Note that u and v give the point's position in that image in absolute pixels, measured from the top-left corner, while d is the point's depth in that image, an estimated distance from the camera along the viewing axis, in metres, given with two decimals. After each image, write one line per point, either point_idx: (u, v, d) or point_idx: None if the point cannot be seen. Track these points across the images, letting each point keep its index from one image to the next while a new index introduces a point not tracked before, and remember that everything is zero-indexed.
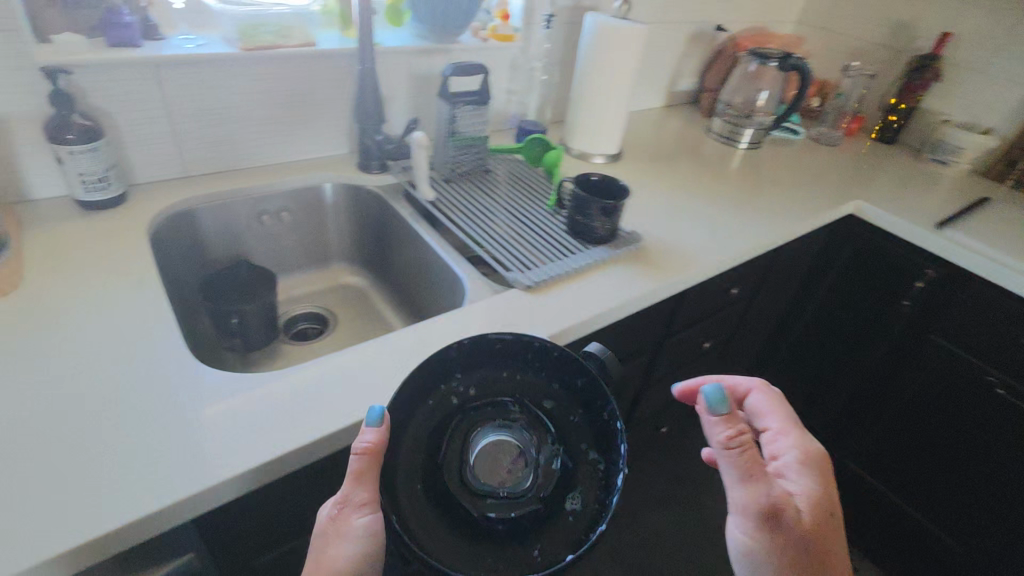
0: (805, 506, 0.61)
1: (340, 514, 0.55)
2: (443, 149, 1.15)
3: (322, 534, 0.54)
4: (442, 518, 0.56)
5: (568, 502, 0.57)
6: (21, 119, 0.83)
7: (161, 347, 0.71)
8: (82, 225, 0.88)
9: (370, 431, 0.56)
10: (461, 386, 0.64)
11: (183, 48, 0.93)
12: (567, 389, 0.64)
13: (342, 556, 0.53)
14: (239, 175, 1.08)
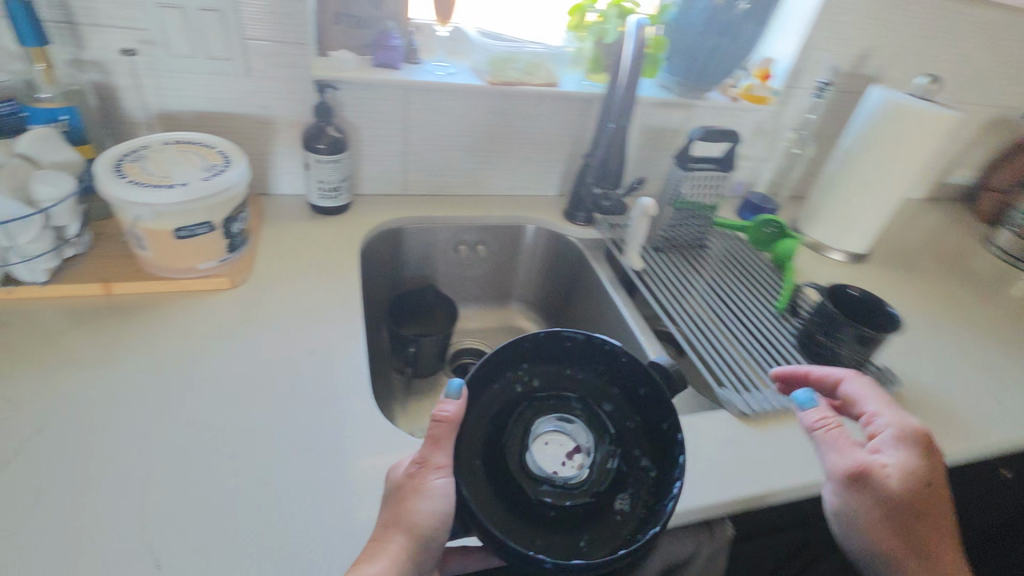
0: (900, 477, 0.57)
1: (418, 473, 0.52)
2: (664, 212, 1.02)
3: (399, 490, 0.51)
4: (498, 496, 0.53)
5: (617, 501, 0.54)
6: (286, 123, 0.90)
7: (346, 379, 0.68)
8: (308, 228, 0.93)
9: (451, 403, 0.54)
10: (525, 377, 0.62)
11: (433, 74, 0.93)
12: (627, 398, 0.61)
13: (425, 514, 0.50)
14: (450, 202, 1.07)
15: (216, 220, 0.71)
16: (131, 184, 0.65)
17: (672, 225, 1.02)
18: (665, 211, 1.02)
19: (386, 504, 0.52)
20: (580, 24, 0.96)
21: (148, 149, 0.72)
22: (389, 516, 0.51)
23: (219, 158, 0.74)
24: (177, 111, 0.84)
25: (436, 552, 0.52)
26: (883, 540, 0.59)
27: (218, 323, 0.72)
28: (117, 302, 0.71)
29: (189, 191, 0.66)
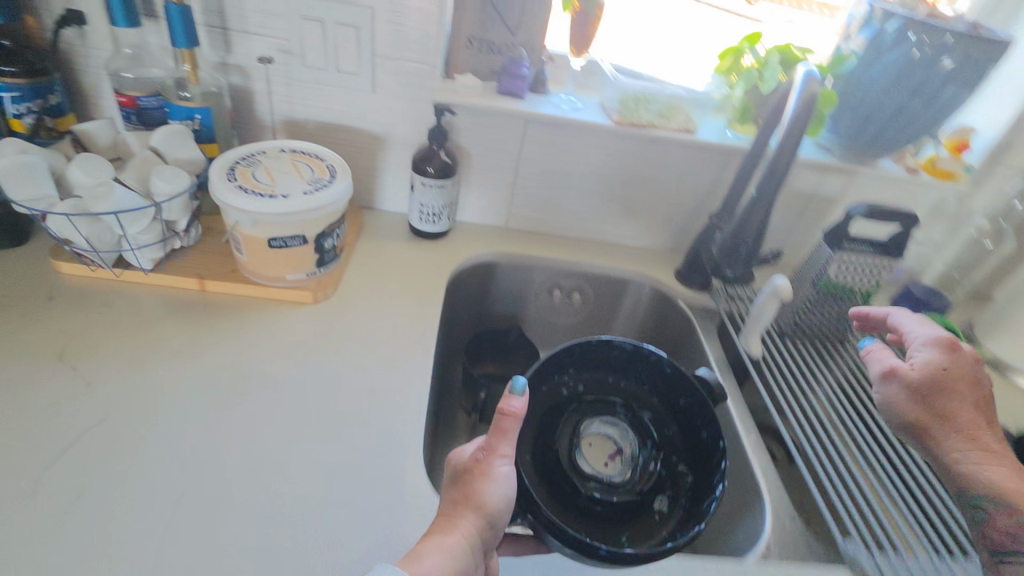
0: (924, 375, 0.61)
1: (483, 461, 0.56)
2: (798, 293, 0.86)
3: (467, 476, 0.56)
4: (555, 490, 0.74)
5: (655, 503, 0.75)
6: (400, 142, 0.88)
7: (399, 427, 0.63)
8: (402, 250, 0.90)
9: (515, 401, 0.56)
10: (569, 382, 0.84)
11: (558, 108, 0.87)
12: (668, 411, 0.83)
13: (494, 496, 0.55)
14: (552, 242, 0.99)
15: (309, 235, 0.70)
16: (237, 188, 0.66)
17: (806, 308, 0.86)
18: (798, 291, 0.85)
19: (450, 487, 0.56)
20: (732, 67, 0.85)
21: (264, 155, 0.73)
22: (457, 496, 0.55)
23: (325, 173, 0.73)
24: (302, 119, 0.86)
25: (500, 537, 0.56)
26: (961, 453, 0.58)
27: (292, 338, 0.71)
28: (205, 299, 0.73)
29: (287, 204, 0.66)
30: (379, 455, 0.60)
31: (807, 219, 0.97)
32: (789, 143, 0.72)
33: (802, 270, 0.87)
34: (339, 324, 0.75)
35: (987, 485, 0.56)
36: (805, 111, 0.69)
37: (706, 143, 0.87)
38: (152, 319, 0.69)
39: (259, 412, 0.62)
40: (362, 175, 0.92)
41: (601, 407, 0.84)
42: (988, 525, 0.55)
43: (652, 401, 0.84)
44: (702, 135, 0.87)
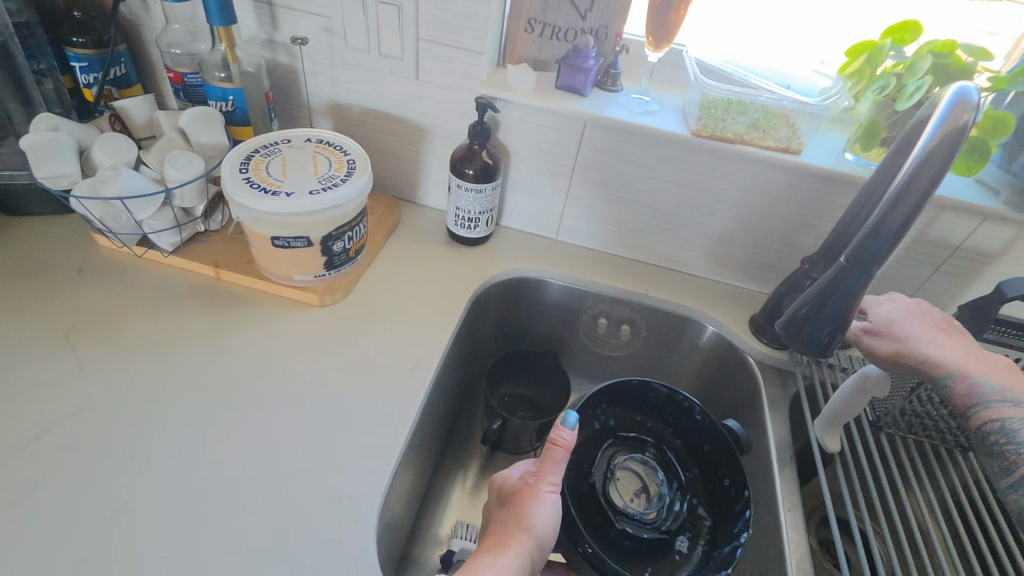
0: (901, 313, 0.60)
1: (533, 483, 0.61)
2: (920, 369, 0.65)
3: (518, 496, 0.60)
4: (589, 523, 0.66)
5: (679, 542, 0.68)
6: (444, 136, 0.80)
7: (367, 471, 0.59)
8: (434, 255, 0.83)
9: (566, 433, 0.60)
10: (601, 415, 0.75)
11: (627, 110, 0.72)
12: (690, 453, 0.75)
13: (541, 521, 0.58)
14: (606, 262, 0.86)
15: (314, 236, 0.65)
16: (244, 182, 0.62)
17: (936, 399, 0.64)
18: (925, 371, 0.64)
19: (502, 510, 0.60)
20: (863, 71, 0.65)
21: (286, 145, 0.69)
22: (508, 516, 0.59)
23: (342, 169, 0.66)
24: (345, 104, 0.80)
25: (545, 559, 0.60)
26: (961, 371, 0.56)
27: (293, 346, 0.69)
28: (216, 289, 0.73)
29: (289, 204, 0.61)
30: (340, 496, 0.57)
31: (944, 275, 0.75)
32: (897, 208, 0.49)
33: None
34: (344, 335, 0.71)
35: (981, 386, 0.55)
36: (931, 163, 0.46)
37: (809, 167, 0.68)
38: (168, 305, 0.70)
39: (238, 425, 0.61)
40: (405, 168, 0.86)
41: (634, 438, 0.75)
42: (985, 409, 0.53)
43: (681, 445, 0.75)
44: (807, 157, 0.68)
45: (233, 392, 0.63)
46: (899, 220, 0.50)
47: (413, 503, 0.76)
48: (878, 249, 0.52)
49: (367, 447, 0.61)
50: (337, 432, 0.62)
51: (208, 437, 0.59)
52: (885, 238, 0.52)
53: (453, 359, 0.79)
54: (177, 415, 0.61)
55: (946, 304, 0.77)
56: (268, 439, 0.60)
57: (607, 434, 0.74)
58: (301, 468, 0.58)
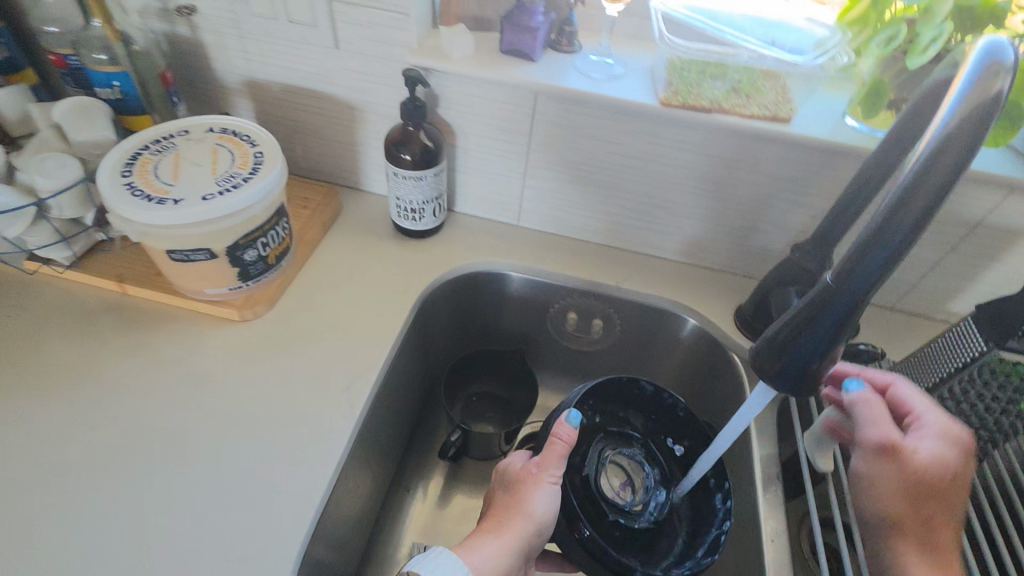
0: (926, 454, 0.47)
1: (535, 470, 0.53)
2: (947, 363, 0.54)
3: (519, 481, 0.53)
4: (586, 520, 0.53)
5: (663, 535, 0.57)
6: (379, 114, 0.69)
7: (286, 515, 0.52)
8: (378, 250, 0.73)
9: (567, 429, 0.53)
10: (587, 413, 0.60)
11: (586, 77, 0.61)
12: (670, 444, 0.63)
13: (541, 511, 0.51)
14: (573, 250, 0.76)
15: (217, 248, 0.56)
16: (126, 187, 0.53)
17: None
18: (955, 369, 0.53)
19: (496, 506, 0.53)
20: (868, 17, 0.54)
21: (183, 140, 0.59)
22: (502, 511, 0.52)
23: (246, 165, 0.57)
24: (264, 81, 0.69)
25: (537, 550, 0.53)
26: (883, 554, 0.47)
27: (211, 369, 0.61)
28: (124, 304, 0.65)
29: (175, 215, 0.52)
30: (254, 546, 0.50)
31: (960, 256, 0.64)
32: (905, 205, 0.31)
33: (949, 338, 0.55)
34: (270, 350, 0.63)
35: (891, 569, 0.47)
36: (948, 151, 0.30)
37: (802, 138, 0.57)
38: (69, 328, 0.62)
39: (141, 465, 0.53)
40: (342, 151, 0.75)
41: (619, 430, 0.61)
42: None
43: (661, 435, 0.63)
44: (800, 126, 0.57)
45: (140, 425, 0.56)
46: (908, 226, 0.32)
47: (367, 525, 0.69)
48: (873, 270, 0.33)
49: (290, 486, 0.53)
50: (256, 468, 0.54)
51: (108, 481, 0.52)
52: (885, 253, 0.33)
53: (403, 368, 0.71)
54: (73, 457, 0.53)
55: (962, 288, 0.67)
56: (176, 481, 0.53)
57: (594, 428, 0.60)
58: (212, 513, 0.51)
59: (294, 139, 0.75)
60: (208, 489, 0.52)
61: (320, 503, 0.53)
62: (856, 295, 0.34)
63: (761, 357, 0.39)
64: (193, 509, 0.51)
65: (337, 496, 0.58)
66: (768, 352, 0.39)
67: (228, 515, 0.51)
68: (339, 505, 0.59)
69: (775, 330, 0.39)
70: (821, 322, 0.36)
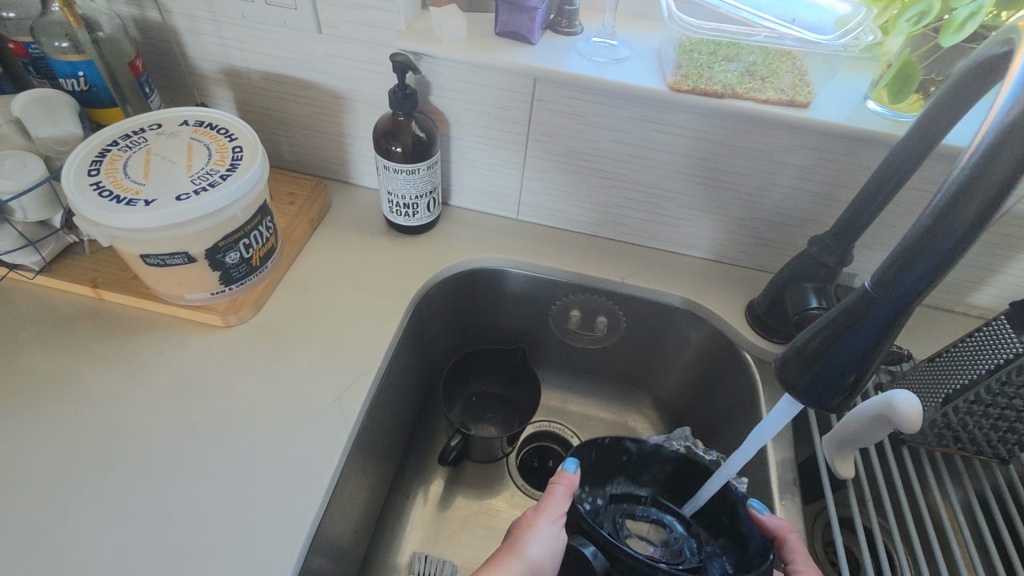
0: None
1: (534, 512, 0.49)
2: (976, 365, 0.51)
3: (516, 525, 0.49)
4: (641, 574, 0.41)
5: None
6: (367, 103, 0.65)
7: (274, 534, 0.47)
8: (370, 247, 0.70)
9: (562, 475, 0.50)
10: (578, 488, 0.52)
11: (588, 60, 0.57)
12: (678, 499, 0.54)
13: (535, 554, 0.46)
14: (575, 243, 0.73)
15: (195, 251, 0.52)
16: (92, 188, 0.49)
17: (987, 407, 0.51)
18: (986, 372, 0.50)
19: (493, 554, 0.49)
20: None
21: (155, 135, 0.55)
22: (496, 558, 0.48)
23: (223, 161, 0.53)
24: (243, 69, 0.65)
25: None
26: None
27: (193, 376, 0.57)
28: (99, 310, 0.61)
29: (144, 216, 0.48)
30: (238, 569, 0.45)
31: (985, 247, 0.61)
32: (960, 203, 0.29)
33: (977, 338, 0.52)
34: (255, 356, 0.59)
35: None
36: (1012, 142, 0.27)
37: (819, 124, 0.53)
38: (40, 335, 0.58)
39: (116, 481, 0.49)
40: (328, 143, 0.71)
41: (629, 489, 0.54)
42: None
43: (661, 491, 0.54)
44: (818, 111, 0.54)
45: (114, 440, 0.52)
46: (962, 226, 0.29)
47: (366, 533, 0.66)
48: (919, 276, 0.31)
49: (279, 500, 0.49)
50: (242, 483, 0.50)
51: (80, 499, 0.48)
52: (933, 257, 0.30)
53: (399, 372, 0.68)
54: (40, 476, 0.49)
55: (985, 279, 0.64)
56: (155, 497, 0.49)
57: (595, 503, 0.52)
58: (193, 533, 0.47)
59: (278, 131, 0.71)
60: (187, 507, 0.48)
61: (314, 517, 0.49)
62: (899, 302, 0.31)
63: (788, 367, 0.36)
64: (173, 529, 0.47)
65: (332, 510, 0.54)
66: (797, 362, 0.36)
67: (211, 534, 0.47)
68: (334, 519, 0.55)
69: (805, 341, 0.36)
70: (857, 330, 0.33)
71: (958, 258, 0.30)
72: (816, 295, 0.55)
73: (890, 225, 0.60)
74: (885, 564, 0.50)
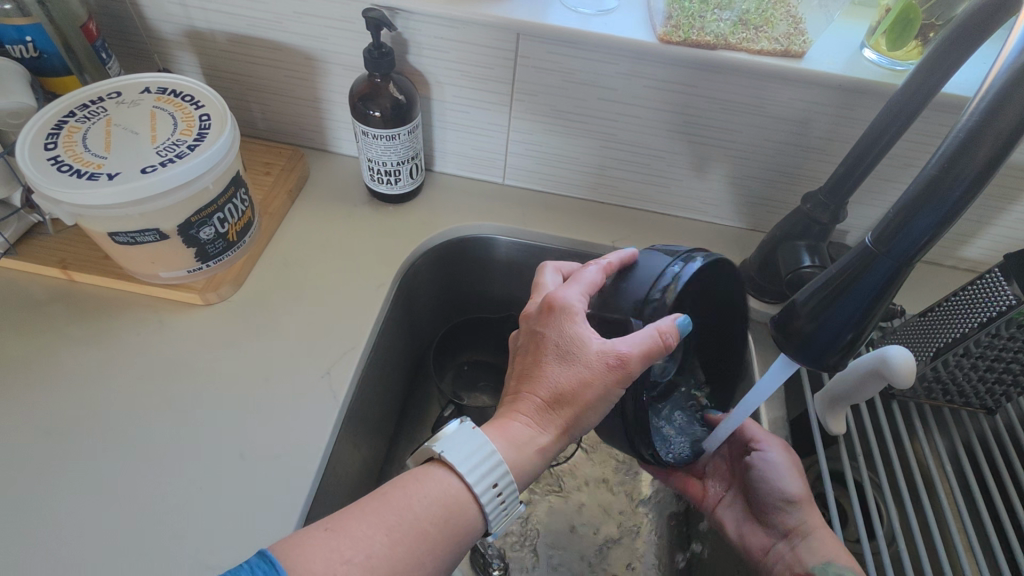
0: (784, 473, 0.54)
1: (601, 370, 0.43)
2: (968, 319, 0.51)
3: (564, 364, 0.44)
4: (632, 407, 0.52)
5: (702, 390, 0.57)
6: (342, 65, 0.61)
7: (268, 512, 0.47)
8: (351, 218, 0.67)
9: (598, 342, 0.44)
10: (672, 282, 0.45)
11: (573, 12, 0.54)
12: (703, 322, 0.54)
13: (560, 402, 0.44)
14: (563, 207, 0.71)
15: (166, 227, 0.50)
16: (49, 163, 0.46)
17: (977, 358, 0.51)
18: (978, 325, 0.50)
19: (525, 402, 0.45)
20: None
21: (115, 103, 0.51)
22: (534, 418, 0.44)
23: (190, 131, 0.50)
24: (207, 30, 0.61)
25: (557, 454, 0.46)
26: (792, 517, 0.53)
27: (174, 356, 0.55)
28: (71, 292, 0.58)
29: (105, 190, 0.45)
30: (230, 547, 0.45)
31: (981, 199, 0.60)
32: (967, 153, 0.28)
33: (970, 291, 0.51)
34: (238, 332, 0.57)
35: (786, 530, 0.53)
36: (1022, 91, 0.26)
37: (813, 75, 0.51)
38: (10, 319, 0.56)
39: (101, 463, 0.48)
40: (303, 109, 0.68)
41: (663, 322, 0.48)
42: None
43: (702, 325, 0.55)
44: (813, 61, 0.52)
45: (96, 426, 0.50)
46: (966, 179, 0.28)
47: None
48: (921, 231, 0.29)
49: (269, 479, 0.49)
50: (232, 462, 0.49)
51: (66, 483, 0.47)
52: (935, 212, 0.29)
53: (390, 344, 0.67)
54: (21, 462, 0.48)
55: (977, 231, 0.64)
56: (143, 481, 0.48)
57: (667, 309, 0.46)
58: (185, 511, 0.46)
59: (250, 97, 0.67)
60: (177, 486, 0.48)
61: (307, 494, 0.48)
62: (901, 259, 0.30)
63: (785, 327, 0.35)
64: (165, 510, 0.46)
65: (327, 486, 0.54)
66: (795, 321, 0.35)
67: (203, 516, 0.46)
68: (331, 494, 0.55)
69: (802, 300, 0.34)
70: (856, 288, 0.32)
71: (963, 212, 0.29)
72: (809, 253, 0.55)
73: (883, 178, 0.59)
74: (876, 523, 0.50)
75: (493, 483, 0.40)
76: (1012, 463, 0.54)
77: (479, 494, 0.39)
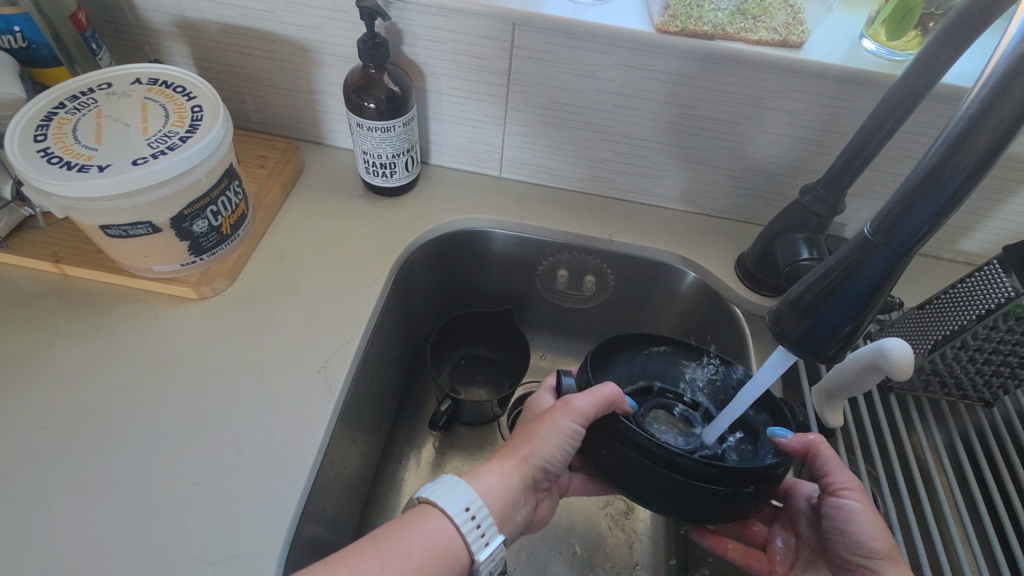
0: (858, 516, 0.46)
1: (555, 409, 0.46)
2: (966, 311, 0.50)
3: (534, 421, 0.49)
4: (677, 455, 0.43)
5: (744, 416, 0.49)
6: (336, 56, 0.61)
7: (264, 506, 0.47)
8: (347, 211, 0.67)
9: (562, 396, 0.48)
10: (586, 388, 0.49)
11: (571, 2, 0.54)
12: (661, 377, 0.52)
13: (524, 443, 0.48)
14: (561, 200, 0.70)
15: (158, 220, 0.49)
16: (39, 155, 0.46)
17: (975, 352, 0.51)
18: (976, 318, 0.49)
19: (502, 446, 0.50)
20: None
21: (105, 95, 0.51)
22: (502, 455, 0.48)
23: (182, 122, 0.49)
24: (199, 21, 0.60)
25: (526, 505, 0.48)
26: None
27: (169, 350, 0.55)
28: (64, 286, 0.58)
29: (95, 182, 0.44)
30: (226, 541, 0.45)
31: (980, 191, 0.60)
32: (966, 142, 0.27)
33: (969, 284, 0.51)
34: (232, 327, 0.57)
35: None
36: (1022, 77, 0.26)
37: (811, 65, 0.51)
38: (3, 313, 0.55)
39: (95, 458, 0.48)
40: (298, 101, 0.67)
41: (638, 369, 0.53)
42: None
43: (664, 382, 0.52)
44: (812, 52, 0.52)
45: (90, 420, 0.50)
46: (965, 168, 0.28)
47: (359, 500, 0.65)
48: (919, 222, 0.29)
49: (264, 474, 0.48)
50: (227, 457, 0.49)
51: (61, 477, 0.47)
52: (934, 201, 0.28)
53: (386, 339, 0.66)
54: (15, 457, 0.48)
55: (975, 224, 0.63)
56: (138, 476, 0.47)
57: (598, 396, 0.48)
58: (180, 506, 0.46)
59: (243, 89, 0.67)
60: (172, 481, 0.47)
61: (302, 489, 0.48)
62: (899, 250, 0.30)
63: (781, 319, 0.35)
64: (160, 504, 0.46)
65: (323, 481, 0.54)
66: (790, 314, 0.34)
67: (198, 511, 0.46)
68: (327, 488, 0.55)
69: (798, 293, 0.34)
70: (853, 280, 0.31)
71: (962, 202, 0.29)
72: (807, 246, 0.54)
73: (881, 171, 0.59)
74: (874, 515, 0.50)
75: (467, 506, 0.42)
76: (1009, 456, 0.54)
77: (465, 532, 0.41)
